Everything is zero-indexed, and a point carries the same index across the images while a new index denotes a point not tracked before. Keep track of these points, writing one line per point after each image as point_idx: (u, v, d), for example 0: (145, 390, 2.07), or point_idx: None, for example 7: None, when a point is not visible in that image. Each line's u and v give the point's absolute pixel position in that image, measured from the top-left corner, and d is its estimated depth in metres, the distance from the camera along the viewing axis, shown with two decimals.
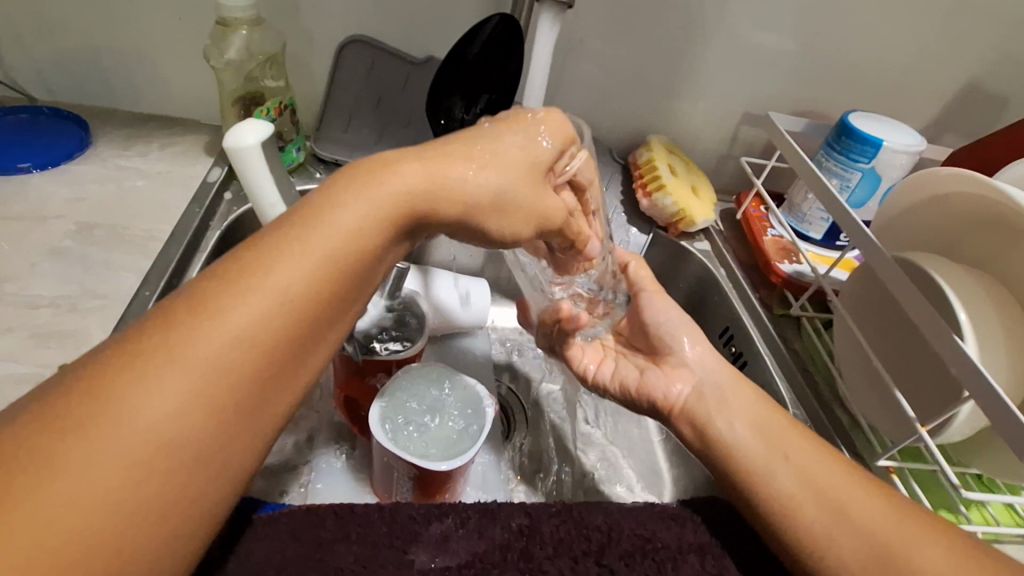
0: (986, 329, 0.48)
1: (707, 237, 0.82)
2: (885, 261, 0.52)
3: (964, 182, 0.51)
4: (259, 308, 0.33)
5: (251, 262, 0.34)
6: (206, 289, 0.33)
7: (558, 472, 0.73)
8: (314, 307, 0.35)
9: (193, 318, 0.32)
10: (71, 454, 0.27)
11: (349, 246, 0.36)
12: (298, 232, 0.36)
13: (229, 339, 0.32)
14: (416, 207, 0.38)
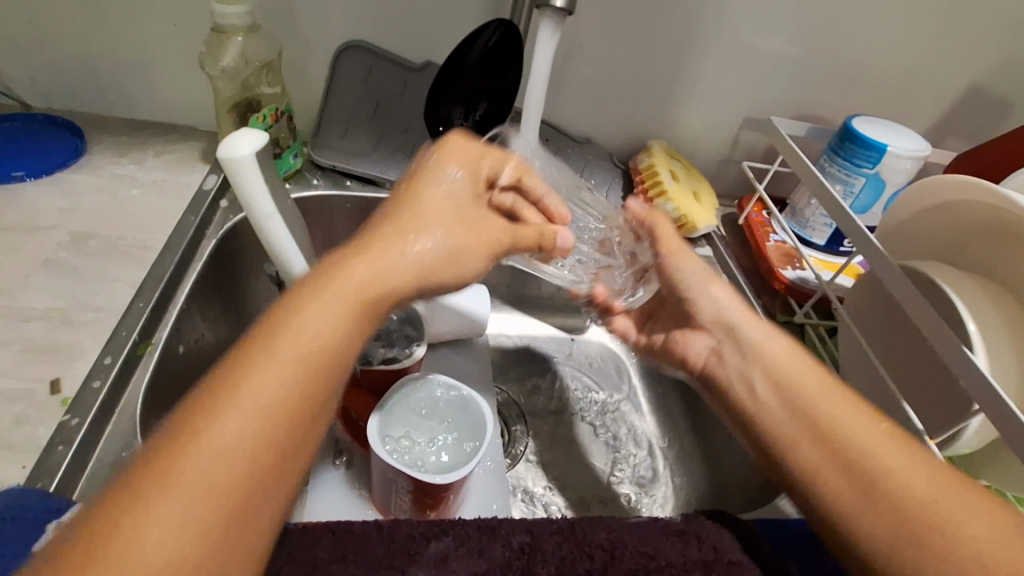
0: (994, 340, 0.47)
1: (709, 242, 0.82)
2: (892, 269, 0.52)
3: (974, 190, 0.50)
4: (233, 436, 0.32)
5: (216, 395, 0.33)
6: (173, 434, 0.32)
7: (559, 481, 0.72)
8: (294, 415, 0.34)
9: (176, 439, 0.31)
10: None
11: (315, 351, 0.35)
12: (258, 352, 0.35)
13: (214, 471, 0.31)
14: (374, 291, 0.38)
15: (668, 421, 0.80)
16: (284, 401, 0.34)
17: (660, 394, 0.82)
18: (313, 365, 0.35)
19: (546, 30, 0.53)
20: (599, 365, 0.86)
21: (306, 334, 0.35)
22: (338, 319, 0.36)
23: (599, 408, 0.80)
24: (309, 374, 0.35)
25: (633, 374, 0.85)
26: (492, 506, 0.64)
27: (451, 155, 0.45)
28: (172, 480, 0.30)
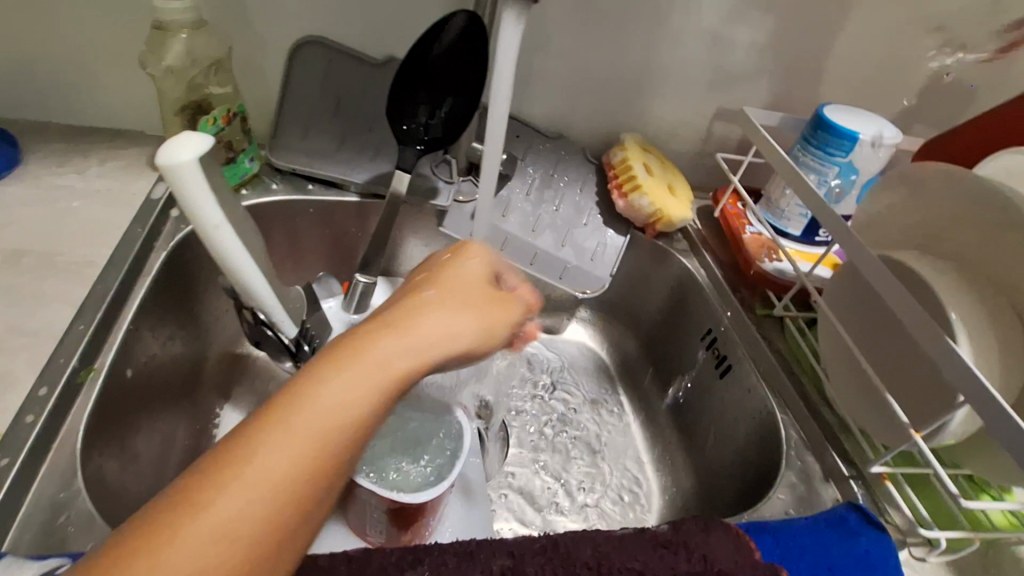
0: (977, 330, 0.46)
1: (685, 236, 0.81)
2: (871, 259, 0.51)
3: (953, 178, 0.50)
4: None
5: (164, 523, 0.28)
6: (108, 566, 0.26)
7: (542, 489, 0.70)
8: (259, 546, 0.29)
9: (170, 522, 0.28)
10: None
11: (286, 476, 0.30)
12: (208, 483, 0.29)
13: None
14: (371, 399, 0.34)
15: (650, 422, 0.78)
16: (249, 517, 0.29)
17: (642, 395, 0.81)
18: (278, 489, 0.30)
19: (510, 18, 0.50)
20: (579, 368, 0.84)
21: (267, 458, 0.30)
22: (333, 419, 0.32)
23: (581, 411, 0.79)
24: (321, 457, 0.31)
25: (615, 376, 0.84)
26: (475, 521, 0.62)
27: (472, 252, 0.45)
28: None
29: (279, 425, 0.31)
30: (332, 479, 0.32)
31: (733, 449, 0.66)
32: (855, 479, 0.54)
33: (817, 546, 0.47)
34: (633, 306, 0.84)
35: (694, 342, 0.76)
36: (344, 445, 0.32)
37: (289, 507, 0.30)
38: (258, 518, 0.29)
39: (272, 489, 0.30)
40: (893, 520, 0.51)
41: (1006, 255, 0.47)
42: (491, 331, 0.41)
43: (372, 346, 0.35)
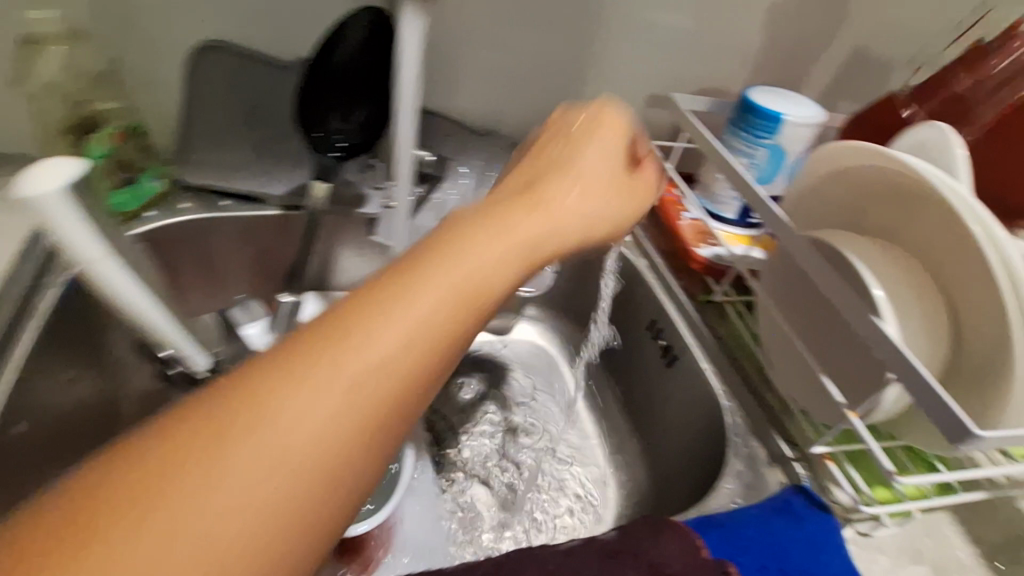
0: (902, 306, 0.46)
1: (625, 227, 0.80)
2: (798, 240, 0.51)
3: (869, 157, 0.50)
4: (333, 405, 0.25)
5: (296, 346, 0.27)
6: (264, 384, 0.25)
7: (497, 501, 0.68)
8: (404, 396, 0.27)
9: (324, 344, 0.27)
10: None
11: (438, 323, 0.29)
12: (352, 312, 0.28)
13: (293, 452, 0.24)
14: (515, 261, 0.34)
15: (604, 418, 0.77)
16: (395, 355, 0.27)
17: (594, 391, 0.80)
18: (432, 331, 0.28)
19: (407, 17, 0.47)
20: (530, 372, 0.82)
21: (420, 303, 0.29)
22: (486, 272, 0.32)
23: (537, 418, 0.77)
24: (470, 298, 0.30)
25: (567, 376, 0.82)
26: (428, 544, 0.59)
27: (604, 124, 0.44)
28: (245, 449, 0.24)
29: (432, 265, 0.30)
30: (470, 336, 0.31)
31: (686, 440, 0.65)
32: (799, 461, 0.54)
33: (765, 538, 0.47)
34: (579, 301, 0.83)
35: (640, 334, 0.75)
36: (491, 298, 0.32)
37: (442, 347, 0.29)
38: (395, 376, 0.27)
39: (423, 329, 0.28)
40: (837, 499, 0.51)
41: (925, 228, 0.48)
42: (622, 218, 0.43)
43: (503, 220, 0.35)
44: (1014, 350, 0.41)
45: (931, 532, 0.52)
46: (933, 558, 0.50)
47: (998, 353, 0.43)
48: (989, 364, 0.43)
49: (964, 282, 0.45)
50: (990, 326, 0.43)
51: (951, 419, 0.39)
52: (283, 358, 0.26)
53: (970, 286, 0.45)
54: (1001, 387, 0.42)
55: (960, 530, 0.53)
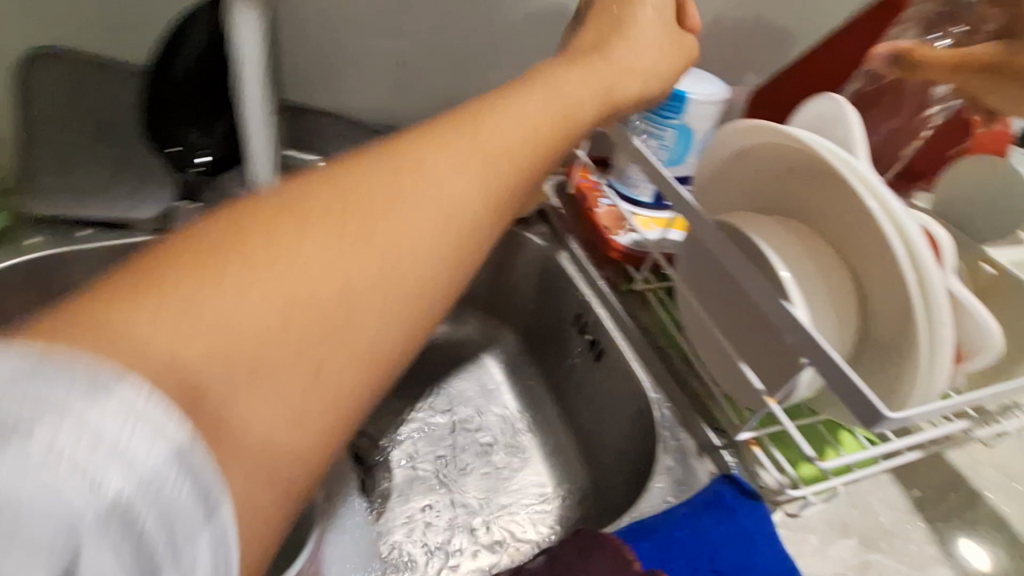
0: (810, 287, 0.45)
1: (543, 218, 0.76)
2: (708, 226, 0.49)
3: (769, 135, 0.48)
4: (458, 180, 0.29)
5: (425, 133, 0.31)
6: (409, 147, 0.30)
7: (435, 530, 0.66)
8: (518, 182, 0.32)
9: (448, 129, 0.31)
10: (227, 322, 0.22)
11: (537, 130, 0.34)
12: (471, 116, 0.33)
13: (426, 223, 0.27)
14: (596, 102, 0.40)
15: (538, 419, 0.74)
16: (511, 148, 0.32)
17: (527, 391, 0.76)
18: (534, 133, 0.34)
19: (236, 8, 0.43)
20: (458, 379, 0.78)
21: (522, 112, 0.34)
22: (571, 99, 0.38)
23: (467, 432, 0.73)
24: (561, 119, 0.37)
25: (498, 380, 0.78)
26: None
27: None
28: (385, 196, 0.27)
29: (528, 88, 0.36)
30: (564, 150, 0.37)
31: (621, 435, 0.64)
32: (727, 449, 0.53)
33: (697, 538, 0.46)
34: (503, 298, 0.80)
35: (566, 330, 0.73)
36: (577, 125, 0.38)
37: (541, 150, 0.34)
38: (512, 163, 0.32)
39: (526, 130, 0.34)
40: (765, 483, 0.51)
41: (826, 204, 0.47)
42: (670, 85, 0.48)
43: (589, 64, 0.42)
44: (918, 321, 0.42)
45: (856, 504, 0.52)
46: (860, 529, 0.51)
47: (902, 323, 0.43)
48: (897, 333, 0.44)
49: (867, 255, 0.45)
50: (893, 298, 0.43)
51: (863, 403, 0.38)
52: (413, 138, 0.30)
53: (873, 260, 0.44)
54: (908, 357, 0.43)
55: (882, 498, 0.54)
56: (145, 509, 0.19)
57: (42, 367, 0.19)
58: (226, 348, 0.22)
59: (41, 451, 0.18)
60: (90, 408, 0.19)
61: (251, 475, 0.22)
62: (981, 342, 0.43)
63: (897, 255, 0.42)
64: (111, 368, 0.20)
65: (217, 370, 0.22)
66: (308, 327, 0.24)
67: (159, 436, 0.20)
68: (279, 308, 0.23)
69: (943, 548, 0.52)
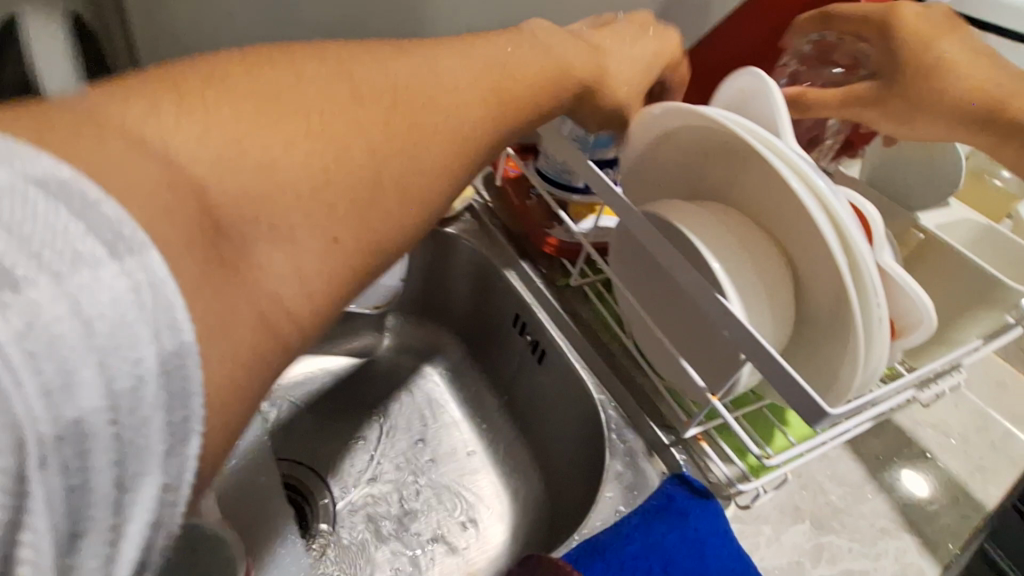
0: (744, 277, 0.43)
1: (472, 214, 0.72)
2: (637, 219, 0.45)
3: (689, 116, 0.45)
4: (477, 115, 0.36)
5: (434, 50, 0.36)
6: (413, 61, 0.34)
7: (380, 553, 0.62)
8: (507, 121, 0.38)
9: (447, 54, 0.37)
10: (267, 167, 0.26)
11: (532, 81, 0.40)
12: (479, 43, 0.39)
13: (432, 129, 0.33)
14: (591, 67, 0.44)
15: (486, 426, 0.71)
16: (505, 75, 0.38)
17: (472, 398, 0.73)
18: (527, 77, 0.39)
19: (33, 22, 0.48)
20: (400, 396, 0.73)
21: (519, 51, 0.40)
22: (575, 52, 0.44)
23: (411, 453, 0.69)
24: (557, 66, 0.42)
25: (443, 391, 0.74)
26: None
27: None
28: (422, 105, 0.33)
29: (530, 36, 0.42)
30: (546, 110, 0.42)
31: (571, 437, 0.61)
32: (676, 446, 0.52)
33: (650, 551, 0.43)
34: (439, 301, 0.75)
35: (506, 331, 0.69)
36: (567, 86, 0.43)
37: (528, 103, 0.39)
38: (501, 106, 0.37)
39: (520, 75, 0.39)
40: (715, 477, 0.49)
41: (753, 185, 0.45)
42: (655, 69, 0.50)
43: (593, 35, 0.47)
44: (853, 304, 0.40)
45: (806, 485, 0.52)
46: (811, 511, 0.50)
47: (838, 306, 0.41)
48: (834, 316, 0.42)
49: (799, 237, 0.43)
50: (827, 280, 0.42)
51: (804, 399, 0.36)
52: (446, 55, 0.36)
53: (806, 241, 0.42)
54: (847, 341, 0.41)
55: (832, 474, 0.53)
56: (126, 407, 0.20)
57: (84, 202, 0.21)
58: (261, 194, 0.26)
59: (62, 287, 0.19)
60: (119, 270, 0.20)
61: (232, 334, 0.24)
62: (917, 318, 0.42)
63: (826, 237, 0.40)
64: (136, 229, 0.21)
65: (242, 209, 0.26)
66: (336, 198, 0.28)
67: (172, 331, 0.21)
68: (320, 171, 0.28)
69: (894, 518, 0.51)
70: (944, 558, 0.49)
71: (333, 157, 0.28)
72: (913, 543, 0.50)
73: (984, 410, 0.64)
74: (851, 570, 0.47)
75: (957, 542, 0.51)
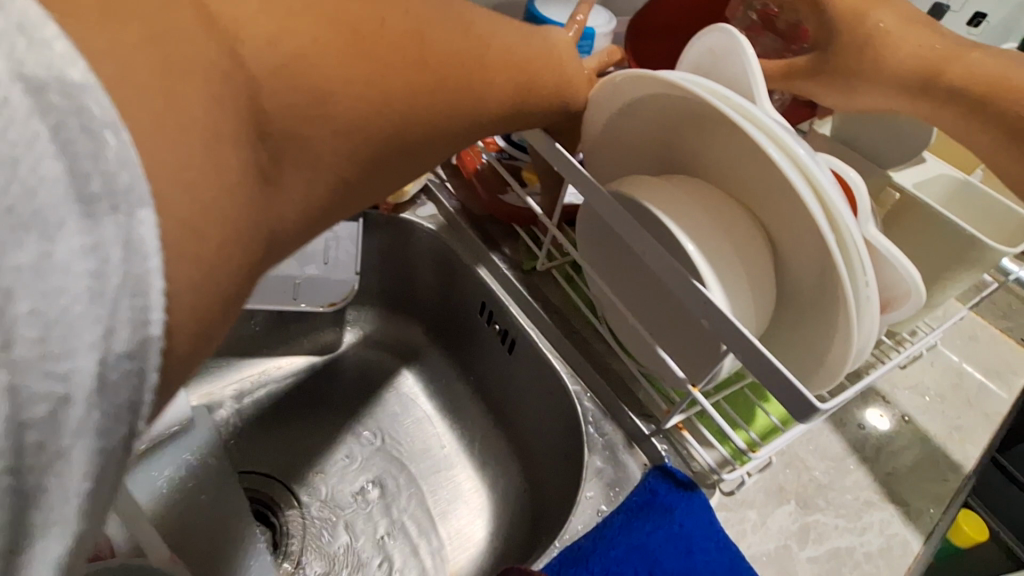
0: (722, 261, 0.40)
1: (429, 197, 0.66)
2: (604, 200, 0.41)
3: (655, 84, 0.41)
4: (495, 93, 0.38)
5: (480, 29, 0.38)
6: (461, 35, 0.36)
7: (357, 561, 0.59)
8: (511, 115, 0.40)
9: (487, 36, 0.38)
10: (312, 96, 0.27)
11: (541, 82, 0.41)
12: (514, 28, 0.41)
13: (458, 116, 0.36)
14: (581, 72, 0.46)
15: (459, 420, 0.67)
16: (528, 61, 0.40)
17: (443, 390, 0.69)
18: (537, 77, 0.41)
19: None
20: (367, 395, 0.69)
21: (533, 45, 0.42)
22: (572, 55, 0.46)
23: (383, 455, 0.65)
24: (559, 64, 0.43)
25: (412, 387, 0.70)
26: None
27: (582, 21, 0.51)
28: (462, 83, 0.36)
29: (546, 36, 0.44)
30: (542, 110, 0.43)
31: (548, 429, 0.58)
32: (656, 436, 0.50)
33: (632, 554, 0.42)
34: (400, 291, 0.70)
35: (473, 319, 0.65)
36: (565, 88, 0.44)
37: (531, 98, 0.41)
38: (517, 98, 0.40)
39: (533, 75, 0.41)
40: (697, 466, 0.48)
41: (725, 156, 0.41)
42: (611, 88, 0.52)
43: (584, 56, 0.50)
44: (843, 284, 0.36)
45: (789, 463, 0.51)
46: (796, 491, 0.49)
47: (822, 284, 0.38)
48: (820, 297, 0.39)
49: (781, 213, 0.39)
50: (813, 259, 0.38)
51: (793, 394, 0.34)
52: (494, 27, 0.40)
53: (789, 217, 0.39)
54: (836, 324, 0.38)
55: (814, 449, 0.52)
56: (47, 424, 0.16)
57: (85, 124, 0.16)
58: (303, 120, 0.27)
59: (13, 256, 0.15)
60: (95, 242, 0.16)
61: (214, 300, 0.21)
62: (904, 290, 0.39)
63: (810, 210, 0.36)
64: (135, 177, 0.17)
65: (280, 123, 0.26)
66: (364, 151, 0.31)
67: (141, 328, 0.18)
68: (363, 115, 0.30)
69: (878, 489, 0.51)
70: (927, 524, 0.49)
71: (373, 123, 0.30)
72: (898, 513, 0.49)
73: (957, 365, 0.64)
74: (837, 548, 0.46)
75: (939, 506, 0.50)
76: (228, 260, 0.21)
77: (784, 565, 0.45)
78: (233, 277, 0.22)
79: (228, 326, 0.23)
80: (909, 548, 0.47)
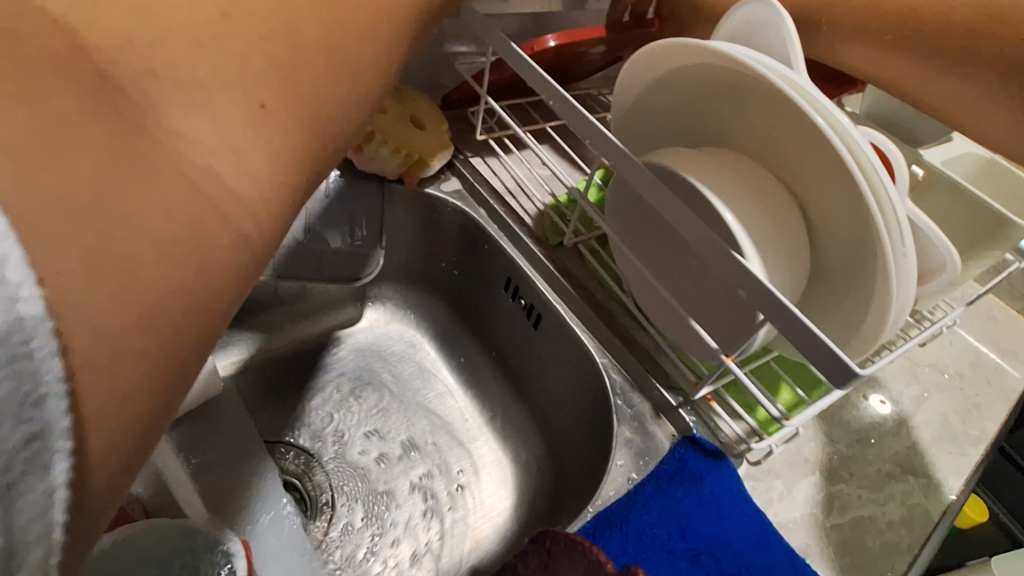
0: (759, 231, 0.40)
1: (453, 171, 0.66)
2: (639, 171, 0.41)
3: (689, 52, 0.41)
4: None
5: None
6: None
7: (384, 527, 0.60)
8: None
9: None
10: (189, 38, 0.22)
11: None
12: None
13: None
14: None
15: (481, 393, 0.68)
16: None
17: (465, 365, 0.70)
18: None
19: None
20: (392, 368, 0.70)
21: None
22: None
23: (408, 427, 0.66)
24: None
25: (434, 360, 0.71)
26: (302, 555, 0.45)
27: None
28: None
29: None
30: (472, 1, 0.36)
31: (570, 403, 0.60)
32: (683, 406, 0.51)
33: (665, 519, 0.43)
34: (424, 267, 0.70)
35: (497, 294, 0.66)
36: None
37: None
38: None
39: None
40: (724, 436, 0.49)
41: (759, 127, 0.42)
42: None
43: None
44: (881, 247, 0.37)
45: (814, 436, 0.52)
46: (820, 462, 0.50)
47: (859, 253, 0.39)
48: (855, 267, 0.39)
49: (817, 182, 0.40)
50: (848, 226, 0.39)
51: (831, 360, 0.34)
52: None
53: (826, 186, 0.39)
54: (873, 291, 0.38)
55: (837, 422, 0.53)
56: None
57: None
58: (236, 87, 0.23)
59: None
60: None
61: (191, 260, 0.21)
62: (940, 261, 0.40)
63: (851, 176, 0.36)
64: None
65: (241, 105, 0.23)
66: (275, 74, 0.24)
67: (4, 304, 0.15)
68: (236, 37, 0.24)
69: (896, 462, 0.52)
70: (945, 496, 0.50)
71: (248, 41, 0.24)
72: (917, 485, 0.50)
73: (975, 345, 0.64)
74: (861, 516, 0.47)
75: (956, 478, 0.51)
76: (143, 240, 0.20)
77: (810, 532, 0.46)
78: (140, 232, 0.20)
79: (190, 286, 0.21)
80: (930, 518, 0.48)
